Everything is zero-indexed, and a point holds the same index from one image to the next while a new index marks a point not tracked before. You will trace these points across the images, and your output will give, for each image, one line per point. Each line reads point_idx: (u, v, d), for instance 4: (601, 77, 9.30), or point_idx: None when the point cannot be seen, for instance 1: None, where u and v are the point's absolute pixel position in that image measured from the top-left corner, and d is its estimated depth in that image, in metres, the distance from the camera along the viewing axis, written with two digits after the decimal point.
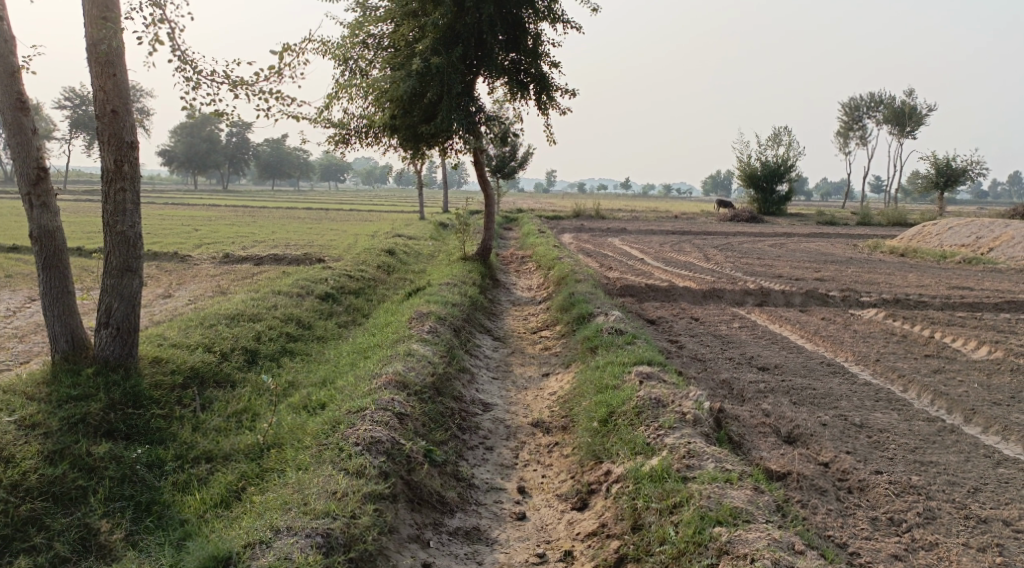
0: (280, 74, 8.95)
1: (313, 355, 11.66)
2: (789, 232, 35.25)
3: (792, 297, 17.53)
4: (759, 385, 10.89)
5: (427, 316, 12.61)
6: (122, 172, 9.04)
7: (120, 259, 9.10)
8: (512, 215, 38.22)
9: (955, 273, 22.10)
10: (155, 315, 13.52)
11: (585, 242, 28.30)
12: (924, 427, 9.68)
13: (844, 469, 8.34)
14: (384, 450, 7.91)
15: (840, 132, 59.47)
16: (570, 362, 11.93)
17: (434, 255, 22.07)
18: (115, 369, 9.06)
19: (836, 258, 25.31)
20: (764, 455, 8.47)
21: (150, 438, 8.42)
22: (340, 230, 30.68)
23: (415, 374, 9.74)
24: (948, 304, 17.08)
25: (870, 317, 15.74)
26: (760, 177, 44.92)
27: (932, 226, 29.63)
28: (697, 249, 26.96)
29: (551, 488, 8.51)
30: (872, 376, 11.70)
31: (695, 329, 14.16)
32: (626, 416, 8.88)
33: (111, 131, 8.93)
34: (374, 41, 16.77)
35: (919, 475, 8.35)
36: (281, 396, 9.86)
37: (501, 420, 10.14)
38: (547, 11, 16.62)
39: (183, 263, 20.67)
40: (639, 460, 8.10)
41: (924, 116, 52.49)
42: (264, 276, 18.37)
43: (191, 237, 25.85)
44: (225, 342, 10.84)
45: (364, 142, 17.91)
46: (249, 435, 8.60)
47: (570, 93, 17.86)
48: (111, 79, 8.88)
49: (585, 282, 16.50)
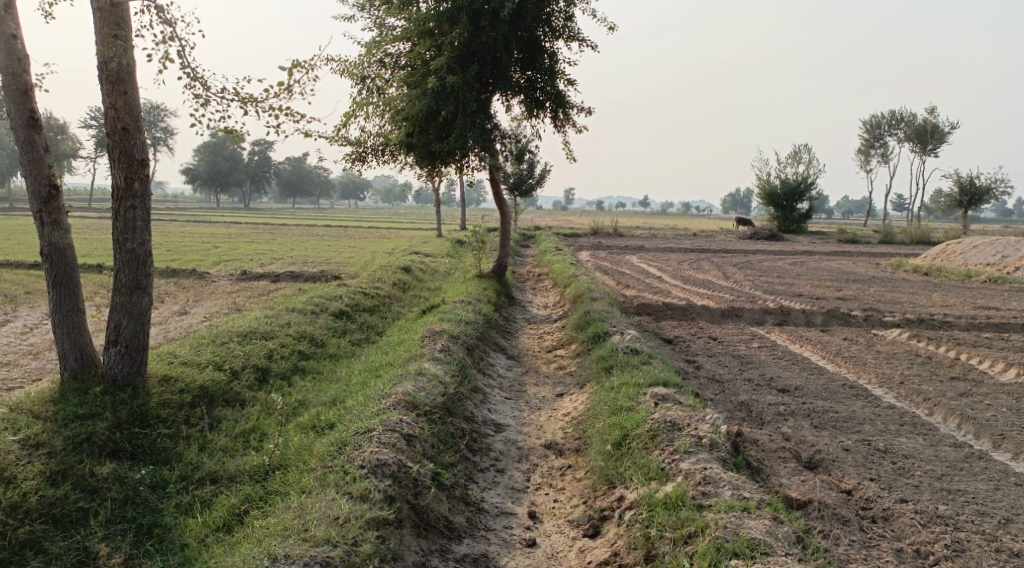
0: (290, 90, 8.83)
1: (324, 373, 11.52)
2: (810, 250, 34.86)
3: (813, 316, 17.24)
4: (779, 407, 10.62)
5: (440, 334, 12.45)
6: (132, 189, 8.94)
7: (129, 276, 9.00)
8: (530, 232, 38.10)
9: (980, 293, 21.71)
10: (171, 332, 13.45)
11: (603, 259, 28.12)
12: (951, 453, 9.37)
13: (867, 497, 8.06)
14: (389, 473, 7.73)
15: (861, 150, 59.02)
16: (584, 382, 11.71)
17: (451, 272, 21.95)
18: (123, 388, 8.94)
19: (859, 277, 24.95)
20: (784, 481, 8.21)
21: (155, 459, 8.29)
22: (357, 247, 30.63)
23: (426, 395, 9.56)
24: (974, 325, 16.73)
25: (893, 337, 15.43)
26: (780, 195, 44.55)
27: (957, 245, 29.19)
28: (717, 267, 26.70)
29: (562, 513, 8.29)
30: (897, 399, 11.40)
31: (713, 349, 13.90)
32: (641, 439, 8.65)
33: (121, 148, 8.84)
34: (392, 60, 16.75)
35: (946, 504, 8.05)
36: (290, 416, 9.71)
37: (513, 441, 9.93)
38: (563, 30, 16.51)
39: (201, 280, 20.66)
40: (653, 486, 7.87)
41: (947, 134, 51.96)
42: (280, 294, 18.31)
43: (211, 254, 25.85)
44: (235, 360, 10.72)
45: (381, 160, 17.84)
46: (255, 456, 8.45)
47: (586, 111, 17.72)
48: (122, 97, 8.81)
49: (602, 301, 16.31)
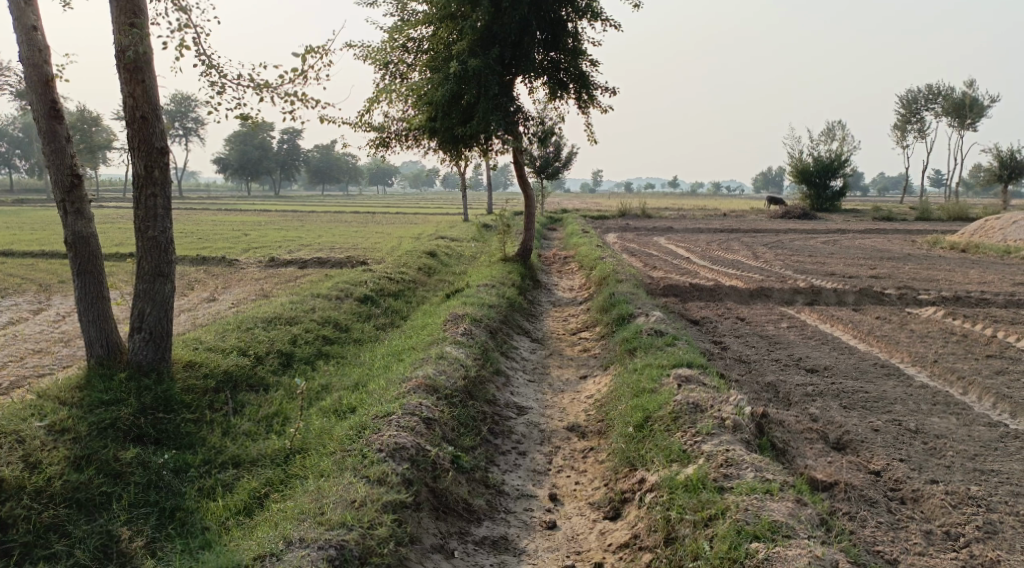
0: (304, 76, 8.79)
1: (348, 357, 11.52)
2: (844, 229, 34.33)
3: (845, 295, 16.95)
4: (807, 388, 10.43)
5: (462, 318, 12.39)
6: (152, 178, 8.95)
7: (151, 264, 9.02)
8: (559, 215, 37.92)
9: (1019, 269, 21.23)
10: (199, 319, 13.52)
11: (630, 241, 27.89)
12: (985, 433, 9.14)
13: (896, 478, 7.88)
14: (408, 457, 7.69)
15: (897, 126, 57.97)
16: (609, 364, 11.60)
17: (477, 257, 21.88)
18: (148, 374, 8.98)
19: (893, 255, 24.52)
20: (809, 463, 8.05)
21: (178, 444, 8.32)
22: (384, 233, 30.68)
23: (446, 378, 9.50)
24: (1012, 302, 16.34)
25: (928, 316, 15.10)
26: (813, 173, 43.90)
27: (995, 220, 28.55)
28: (746, 247, 26.38)
29: (584, 495, 8.21)
30: (929, 379, 11.16)
31: (740, 330, 13.72)
32: (662, 421, 8.53)
33: (141, 137, 8.84)
34: (414, 45, 16.63)
35: (978, 485, 7.85)
36: (313, 400, 9.72)
37: (536, 424, 9.86)
38: (586, 9, 16.32)
39: (230, 267, 20.80)
40: (675, 468, 7.76)
41: (985, 107, 50.80)
42: (307, 280, 18.36)
43: (240, 242, 26.03)
44: (260, 346, 10.75)
45: (405, 145, 17.77)
46: (276, 440, 8.46)
47: (611, 92, 17.52)
48: (140, 85, 8.80)
49: (628, 282, 16.15)
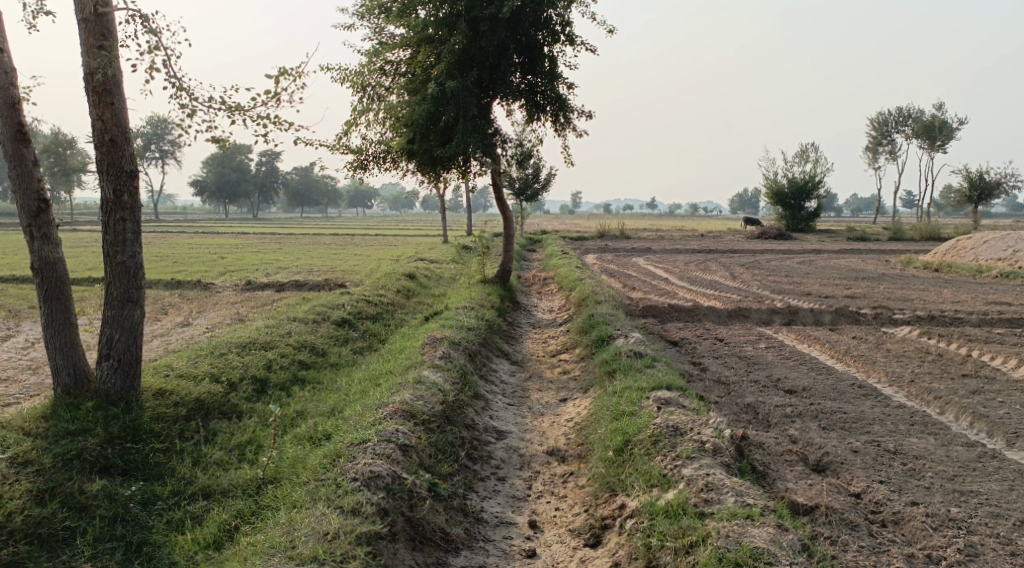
0: (277, 98, 8.71)
1: (324, 383, 11.36)
2: (819, 249, 34.60)
3: (821, 315, 17.02)
4: (786, 409, 10.41)
5: (440, 341, 12.28)
6: (121, 202, 8.81)
7: (120, 289, 8.87)
8: (537, 236, 37.92)
9: (992, 288, 21.46)
10: (172, 344, 13.30)
11: (608, 262, 27.91)
12: (963, 453, 9.15)
13: (877, 500, 7.85)
14: (383, 485, 7.56)
15: (869, 147, 58.73)
16: (588, 387, 11.53)
17: (456, 278, 21.78)
18: (116, 403, 8.79)
19: (868, 275, 24.70)
20: (790, 486, 7.99)
21: (147, 475, 8.13)
22: (362, 255, 30.54)
23: (424, 403, 9.38)
24: (985, 321, 16.48)
25: (904, 335, 15.18)
26: (788, 195, 44.26)
27: (967, 239, 28.87)
28: (723, 267, 26.47)
29: (563, 522, 8.10)
30: (906, 399, 11.18)
31: (719, 351, 13.71)
32: (642, 445, 8.46)
33: (109, 160, 8.71)
34: (392, 68, 16.56)
35: (958, 506, 7.83)
36: (288, 427, 9.56)
37: (515, 448, 9.75)
38: (563, 33, 16.38)
39: (205, 291, 20.56)
40: (654, 493, 7.69)
41: (955, 129, 51.58)
42: (284, 303, 18.19)
43: (216, 266, 25.77)
44: (233, 372, 10.57)
45: (382, 167, 17.68)
46: (248, 469, 8.29)
47: (588, 115, 17.57)
48: (109, 108, 8.69)
49: (607, 304, 16.12)
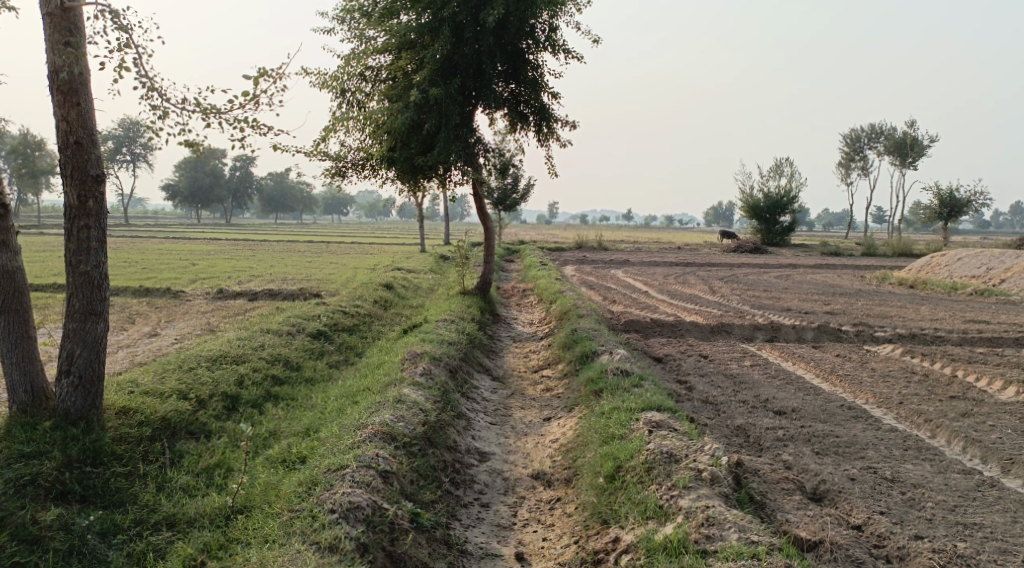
0: (256, 101, 8.26)
1: (299, 399, 10.87)
2: (795, 263, 34.52)
3: (803, 332, 16.77)
4: (778, 432, 10.07)
5: (421, 356, 11.83)
6: (85, 209, 8.31)
7: (82, 301, 8.35)
8: (515, 246, 37.54)
9: (967, 306, 21.39)
10: (138, 356, 12.75)
11: (586, 274, 27.56)
12: (962, 480, 8.86)
13: (879, 533, 7.54)
14: (363, 518, 7.13)
15: (842, 163, 59.08)
16: (572, 406, 11.13)
17: (434, 289, 21.33)
18: (76, 423, 8.28)
19: (845, 290, 24.56)
20: (790, 517, 7.65)
21: (107, 502, 7.64)
22: (339, 264, 29.93)
23: (405, 424, 8.93)
24: (966, 339, 16.31)
25: (887, 353, 14.94)
26: (763, 209, 44.22)
27: (940, 256, 28.88)
28: (702, 281, 26.23)
29: (552, 554, 7.70)
30: (896, 421, 10.89)
31: (704, 368, 13.37)
32: (635, 472, 8.11)
33: (74, 164, 8.21)
34: (372, 74, 16.10)
35: (964, 541, 7.53)
36: (260, 448, 9.07)
37: (499, 471, 9.33)
38: (547, 42, 16.03)
39: (175, 299, 19.95)
40: (651, 526, 7.35)
41: (926, 147, 51.97)
42: (257, 313, 17.64)
43: (187, 272, 25.08)
44: (202, 388, 10.08)
45: (361, 175, 17.23)
46: (217, 496, 7.81)
47: (571, 126, 17.23)
48: (75, 108, 8.19)
49: (589, 318, 15.76)
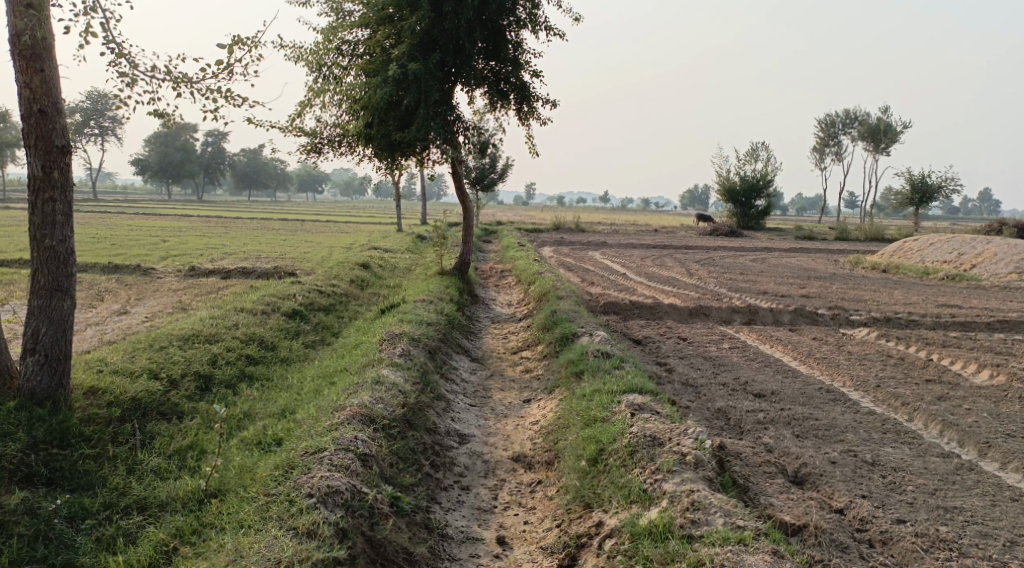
0: (230, 70, 8.00)
1: (274, 380, 10.67)
2: (770, 247, 34.62)
3: (781, 315, 16.77)
4: (758, 415, 10.02)
5: (400, 337, 11.66)
6: (51, 180, 8.05)
7: (48, 277, 8.12)
8: (492, 227, 37.30)
9: (940, 290, 21.54)
10: (107, 334, 12.47)
11: (565, 256, 27.45)
12: (941, 463, 8.84)
13: (862, 517, 7.52)
14: (342, 502, 6.98)
15: (816, 148, 59.35)
16: (553, 388, 11.03)
17: (411, 269, 21.13)
18: (42, 403, 8.07)
19: (819, 274, 24.65)
20: (774, 501, 7.60)
21: (74, 485, 7.47)
22: (314, 243, 29.55)
23: (384, 406, 8.78)
24: (940, 323, 16.40)
25: (863, 337, 14.98)
26: (739, 192, 44.30)
27: (913, 241, 29.05)
28: (679, 263, 26.21)
29: (534, 538, 7.61)
30: (874, 404, 10.88)
31: (684, 350, 13.33)
32: (618, 455, 8.05)
33: (37, 133, 7.94)
34: (349, 48, 15.79)
35: (946, 524, 7.53)
36: (235, 430, 8.89)
37: (479, 453, 9.22)
38: (528, 19, 15.80)
39: (146, 277, 19.59)
40: (635, 511, 7.30)
41: (899, 133, 52.30)
42: (230, 292, 17.35)
43: (159, 249, 24.62)
44: (174, 368, 9.86)
45: (338, 152, 16.96)
46: (190, 480, 7.62)
47: (551, 105, 17.03)
48: (38, 75, 7.92)
49: (568, 299, 15.66)
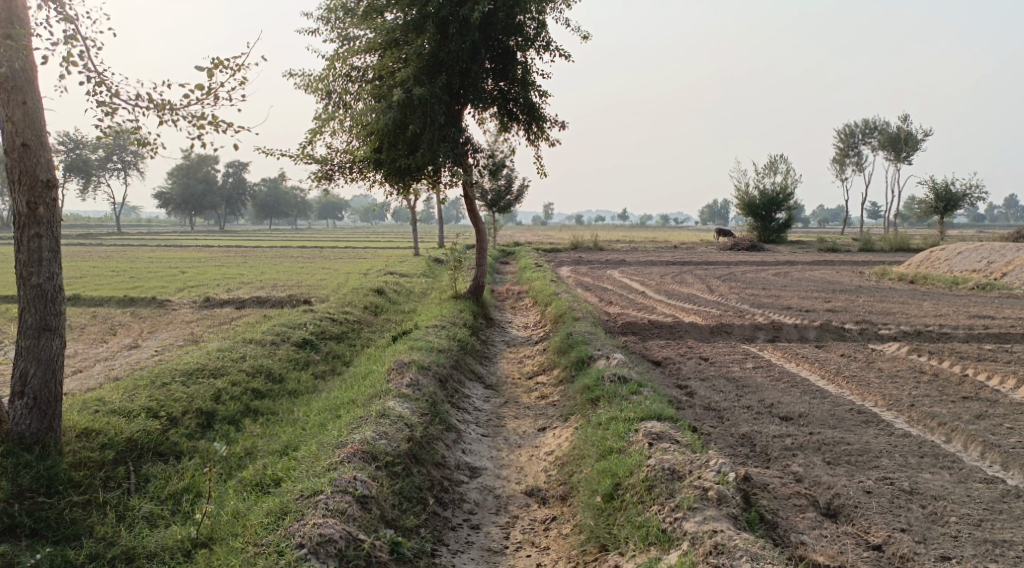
0: (213, 94, 7.66)
1: (280, 414, 10.25)
2: (793, 261, 33.93)
3: (806, 331, 16.16)
4: (785, 441, 9.45)
5: (408, 365, 11.21)
6: (36, 216, 7.71)
7: (35, 316, 7.76)
8: (510, 248, 36.81)
9: (970, 301, 20.83)
10: (114, 370, 12.13)
11: (583, 275, 26.95)
12: (986, 490, 8.22)
13: (902, 554, 7.00)
14: (335, 552, 6.57)
15: (836, 159, 58.59)
16: (568, 415, 10.52)
17: (427, 293, 20.71)
18: (31, 447, 7.69)
19: (845, 287, 23.96)
20: (805, 539, 7.10)
21: (59, 536, 7.12)
22: (331, 270, 29.21)
23: (387, 441, 8.31)
24: (973, 336, 15.71)
25: (893, 352, 14.34)
26: (759, 206, 43.62)
27: (940, 251, 28.27)
28: (700, 280, 25.62)
29: None
30: (909, 426, 10.27)
31: (705, 371, 12.79)
32: (635, 491, 7.57)
33: (21, 168, 7.61)
34: (358, 74, 15.44)
35: (995, 562, 6.98)
36: (234, 471, 8.47)
37: (490, 488, 8.73)
38: (536, 39, 15.42)
39: (160, 309, 19.31)
40: (653, 554, 6.83)
41: (921, 141, 51.42)
42: (243, 322, 17.03)
43: (175, 281, 24.35)
44: (175, 405, 9.47)
45: (348, 178, 16.62)
46: (181, 527, 7.24)
47: (561, 125, 16.62)
48: (20, 107, 7.61)
49: (585, 320, 15.17)
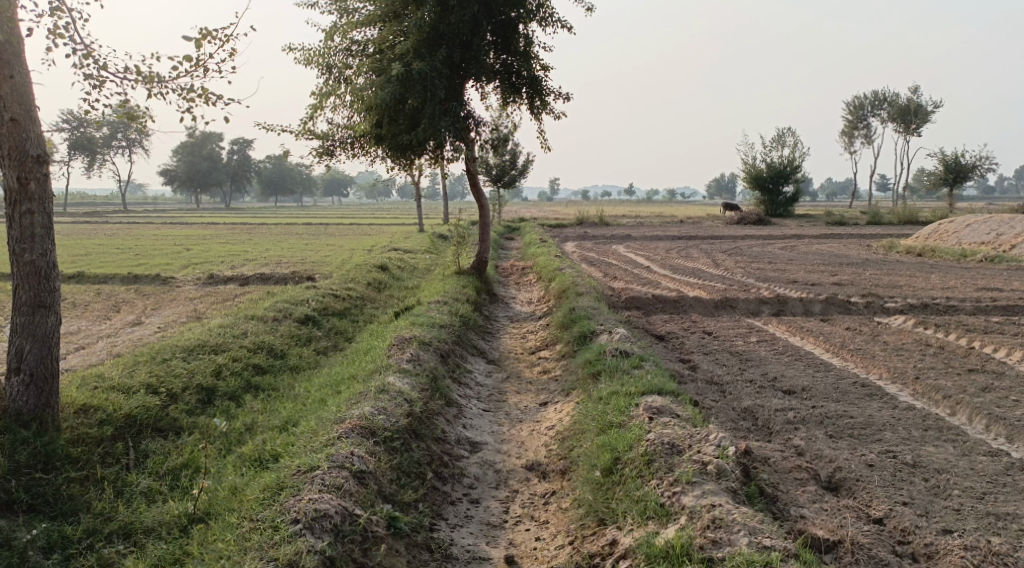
0: (202, 65, 7.58)
1: (281, 390, 10.21)
2: (801, 234, 33.70)
3: (811, 305, 16.04)
4: (788, 415, 9.37)
5: (409, 341, 11.15)
6: (27, 191, 7.63)
7: (30, 293, 7.71)
8: (516, 224, 36.65)
9: (979, 273, 20.65)
10: (116, 347, 12.09)
11: (587, 250, 26.81)
12: (989, 463, 8.14)
13: (903, 528, 6.95)
14: (331, 527, 6.54)
15: (845, 131, 58.08)
16: (570, 390, 10.46)
17: (430, 270, 20.63)
18: (28, 424, 7.66)
19: (852, 260, 23.77)
20: (805, 514, 7.05)
21: (56, 511, 7.11)
22: (336, 246, 29.13)
23: (386, 417, 8.26)
24: (980, 308, 15.58)
25: (899, 325, 14.22)
26: (766, 179, 43.31)
27: (948, 223, 28.04)
28: (705, 254, 25.46)
29: (545, 557, 7.11)
30: (913, 399, 10.17)
31: (709, 346, 12.70)
32: (634, 466, 7.51)
33: (11, 142, 7.53)
34: (358, 48, 15.28)
35: (997, 535, 6.92)
36: (233, 446, 8.44)
37: (490, 463, 8.69)
38: (537, 11, 15.22)
39: (164, 286, 19.28)
40: (651, 528, 6.79)
41: (930, 113, 50.93)
42: (246, 299, 16.98)
43: (179, 258, 24.30)
44: (175, 381, 9.44)
45: (350, 153, 16.49)
46: (178, 502, 7.23)
47: (566, 98, 16.50)
48: (7, 81, 7.50)
49: (588, 295, 15.07)
